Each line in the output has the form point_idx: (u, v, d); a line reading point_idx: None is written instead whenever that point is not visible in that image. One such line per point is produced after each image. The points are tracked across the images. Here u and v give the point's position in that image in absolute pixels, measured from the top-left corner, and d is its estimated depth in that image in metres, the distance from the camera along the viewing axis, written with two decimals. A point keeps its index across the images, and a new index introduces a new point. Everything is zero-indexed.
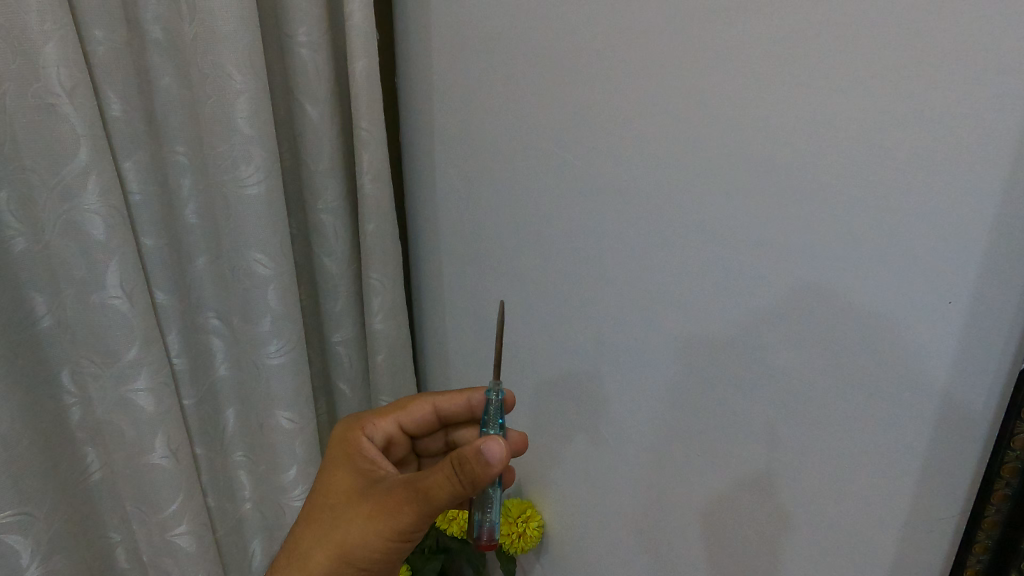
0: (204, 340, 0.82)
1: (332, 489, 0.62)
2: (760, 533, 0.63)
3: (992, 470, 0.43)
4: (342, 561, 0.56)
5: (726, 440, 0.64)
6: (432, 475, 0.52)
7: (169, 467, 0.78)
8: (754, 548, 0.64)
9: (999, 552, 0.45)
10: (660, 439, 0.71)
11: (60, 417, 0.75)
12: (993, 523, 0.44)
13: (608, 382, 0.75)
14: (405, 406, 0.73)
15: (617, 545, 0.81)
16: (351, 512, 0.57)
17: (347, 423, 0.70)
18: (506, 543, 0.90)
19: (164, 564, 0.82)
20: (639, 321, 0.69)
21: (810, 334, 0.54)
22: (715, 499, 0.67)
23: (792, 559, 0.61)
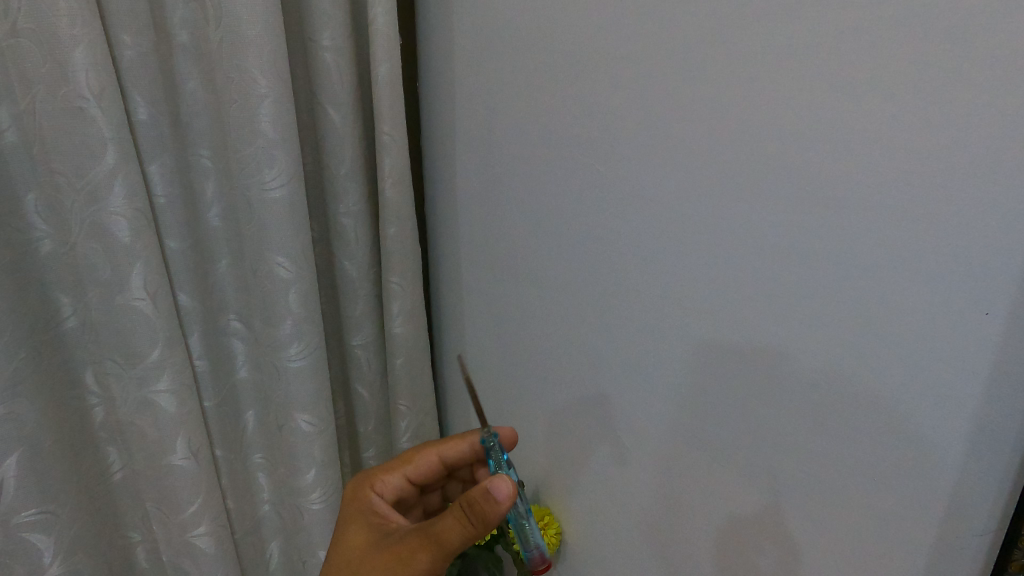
0: (226, 342, 0.83)
1: (345, 546, 0.63)
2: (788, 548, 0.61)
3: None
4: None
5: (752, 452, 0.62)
6: (445, 521, 0.55)
7: (189, 468, 0.78)
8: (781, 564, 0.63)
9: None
10: (682, 449, 0.70)
11: (83, 417, 0.76)
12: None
13: (629, 388, 0.74)
14: (411, 458, 0.73)
15: (638, 556, 0.80)
16: (367, 564, 0.59)
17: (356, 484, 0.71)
18: (522, 549, 0.89)
19: (182, 564, 0.83)
20: (664, 328, 0.68)
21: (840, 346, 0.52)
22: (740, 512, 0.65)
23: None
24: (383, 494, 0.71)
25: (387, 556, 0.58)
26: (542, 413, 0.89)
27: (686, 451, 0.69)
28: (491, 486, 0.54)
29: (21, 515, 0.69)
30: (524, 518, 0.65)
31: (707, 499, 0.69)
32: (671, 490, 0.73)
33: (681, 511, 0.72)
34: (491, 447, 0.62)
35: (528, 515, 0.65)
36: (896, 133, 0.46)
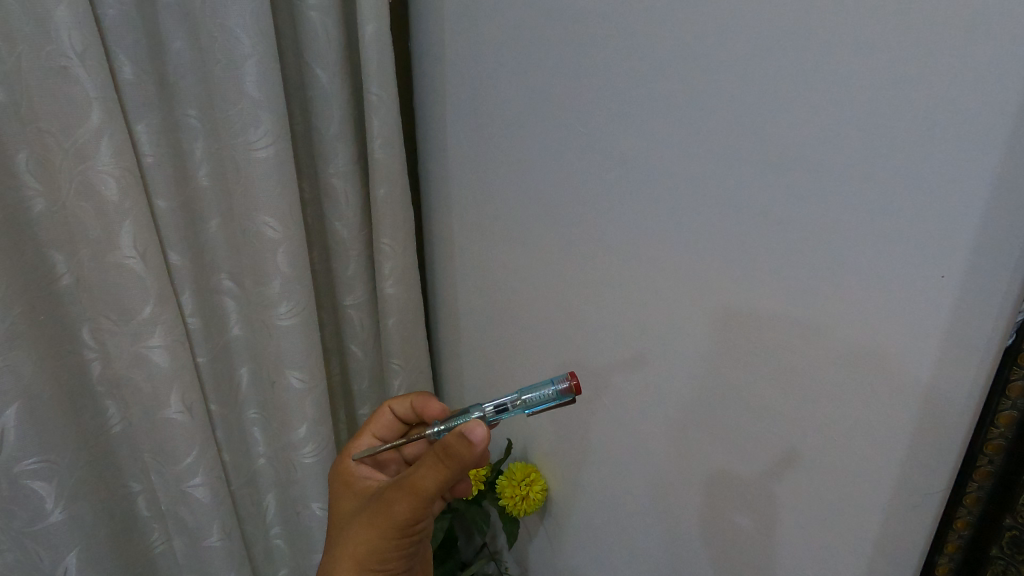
0: (218, 300, 0.85)
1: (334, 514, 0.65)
2: (759, 504, 0.63)
3: (975, 448, 0.45)
4: (363, 570, 0.60)
5: (726, 412, 0.64)
6: (421, 469, 0.58)
7: (184, 421, 0.81)
8: (752, 520, 0.64)
9: (981, 530, 0.46)
10: (661, 409, 0.71)
11: (81, 371, 0.78)
12: (975, 500, 0.46)
13: (612, 350, 0.75)
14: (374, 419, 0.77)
15: (621, 512, 0.82)
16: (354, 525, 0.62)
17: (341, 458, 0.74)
18: (509, 505, 0.92)
19: (181, 513, 0.86)
20: (645, 291, 0.68)
21: (811, 310, 0.53)
22: (716, 470, 0.67)
23: (788, 532, 0.61)
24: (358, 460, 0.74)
25: (371, 514, 0.61)
26: (530, 374, 0.91)
27: (665, 410, 0.71)
28: (466, 430, 0.56)
29: (23, 463, 0.72)
30: (519, 398, 0.62)
31: (684, 457, 0.70)
32: (651, 448, 0.74)
33: (660, 469, 0.74)
34: (448, 428, 0.66)
35: (514, 398, 0.62)
36: (866, 96, 0.45)
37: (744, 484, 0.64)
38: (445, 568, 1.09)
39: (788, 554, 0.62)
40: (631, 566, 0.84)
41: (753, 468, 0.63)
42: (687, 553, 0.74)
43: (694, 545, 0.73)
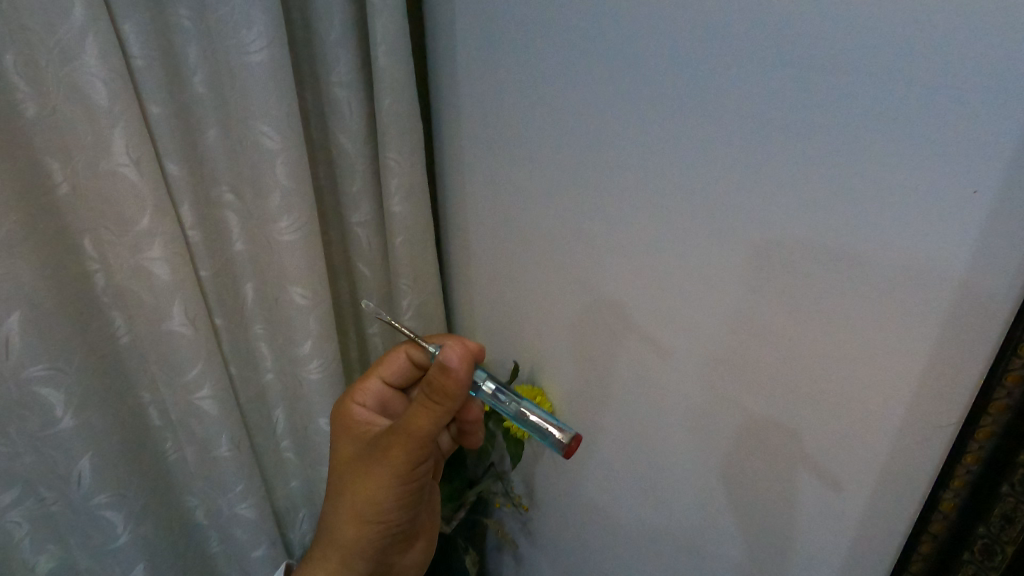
0: (219, 214, 0.82)
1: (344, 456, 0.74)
2: (772, 429, 0.61)
3: (994, 379, 0.42)
4: (374, 503, 0.69)
5: (740, 336, 0.61)
6: (412, 413, 0.64)
7: (188, 334, 0.81)
8: (765, 445, 0.63)
9: (991, 466, 0.43)
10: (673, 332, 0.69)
11: (84, 282, 0.78)
12: (988, 434, 0.43)
13: (623, 270, 0.72)
14: (383, 360, 0.81)
15: (629, 434, 0.82)
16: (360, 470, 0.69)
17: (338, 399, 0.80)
18: (513, 427, 0.92)
19: (190, 424, 0.88)
20: (660, 206, 0.64)
21: (844, 230, 0.49)
22: (728, 394, 0.65)
23: (798, 456, 0.60)
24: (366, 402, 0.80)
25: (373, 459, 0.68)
26: (541, 293, 0.89)
27: (678, 331, 0.68)
28: (442, 359, 0.61)
29: (30, 372, 0.72)
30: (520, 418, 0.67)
31: (695, 380, 0.68)
32: (664, 372, 0.72)
33: (670, 392, 0.72)
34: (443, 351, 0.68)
35: (522, 405, 0.67)
36: None
37: (755, 407, 0.62)
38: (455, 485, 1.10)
39: (797, 478, 0.61)
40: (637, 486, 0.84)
41: (767, 393, 0.60)
42: (696, 475, 0.74)
43: (703, 467, 0.72)
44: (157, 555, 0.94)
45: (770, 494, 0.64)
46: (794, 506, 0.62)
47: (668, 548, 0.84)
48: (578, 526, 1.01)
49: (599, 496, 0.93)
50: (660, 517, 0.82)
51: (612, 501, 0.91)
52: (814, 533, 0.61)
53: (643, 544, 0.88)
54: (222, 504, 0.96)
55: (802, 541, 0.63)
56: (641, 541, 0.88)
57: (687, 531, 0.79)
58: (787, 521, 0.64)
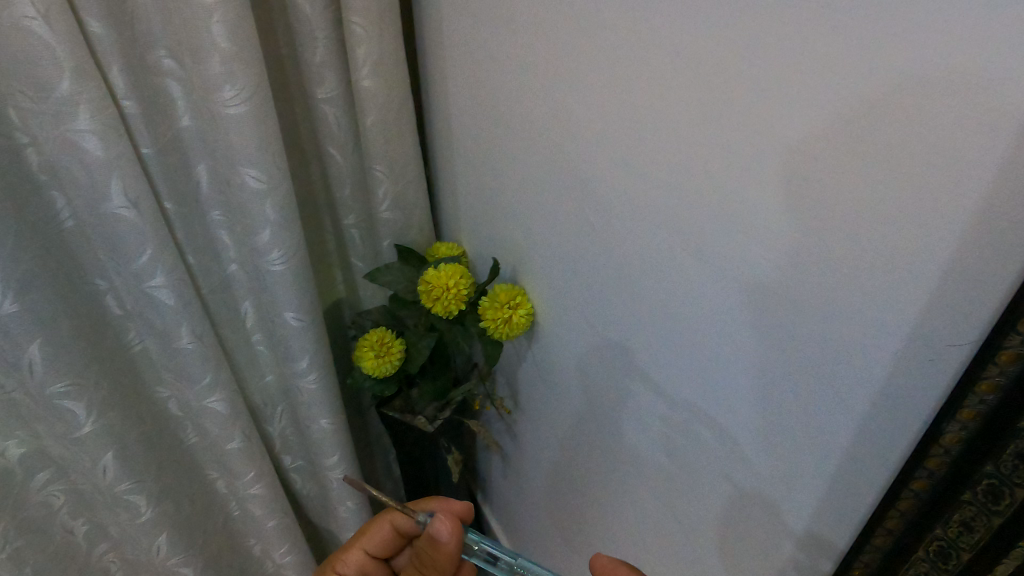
0: (159, 82, 0.73)
1: None
2: (772, 348, 0.54)
3: (1006, 322, 0.35)
4: None
5: (746, 239, 0.53)
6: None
7: (132, 218, 0.74)
8: (763, 365, 0.56)
9: (991, 421, 0.37)
10: (673, 230, 0.61)
11: (15, 157, 0.70)
12: (992, 387, 0.36)
13: (613, 163, 0.65)
14: (367, 533, 0.87)
15: (621, 340, 0.75)
16: None
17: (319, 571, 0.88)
18: (491, 328, 0.85)
19: (147, 313, 0.83)
20: (670, 80, 0.55)
21: (877, 104, 0.40)
22: (728, 304, 0.57)
23: (796, 380, 0.53)
24: (348, 570, 0.86)
25: None
26: (532, 183, 0.80)
27: (681, 232, 0.60)
28: (433, 533, 0.73)
29: None
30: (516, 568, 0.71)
31: (694, 286, 0.61)
32: (662, 275, 0.65)
33: (661, 296, 0.66)
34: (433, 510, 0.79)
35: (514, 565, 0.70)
36: None
37: (755, 323, 0.55)
38: None
39: (791, 403, 0.55)
40: (627, 395, 0.78)
41: (769, 305, 0.53)
42: (687, 391, 0.67)
43: (695, 383, 0.66)
44: (127, 445, 0.93)
45: (764, 418, 0.58)
46: (790, 432, 0.56)
47: (654, 461, 0.78)
48: (564, 431, 0.97)
49: (587, 403, 0.88)
50: (648, 428, 0.77)
51: (600, 409, 0.85)
52: (806, 457, 0.55)
53: (628, 455, 0.83)
54: (191, 397, 0.93)
55: (789, 465, 0.58)
56: (627, 451, 0.83)
57: (674, 445, 0.73)
58: (780, 448, 0.58)
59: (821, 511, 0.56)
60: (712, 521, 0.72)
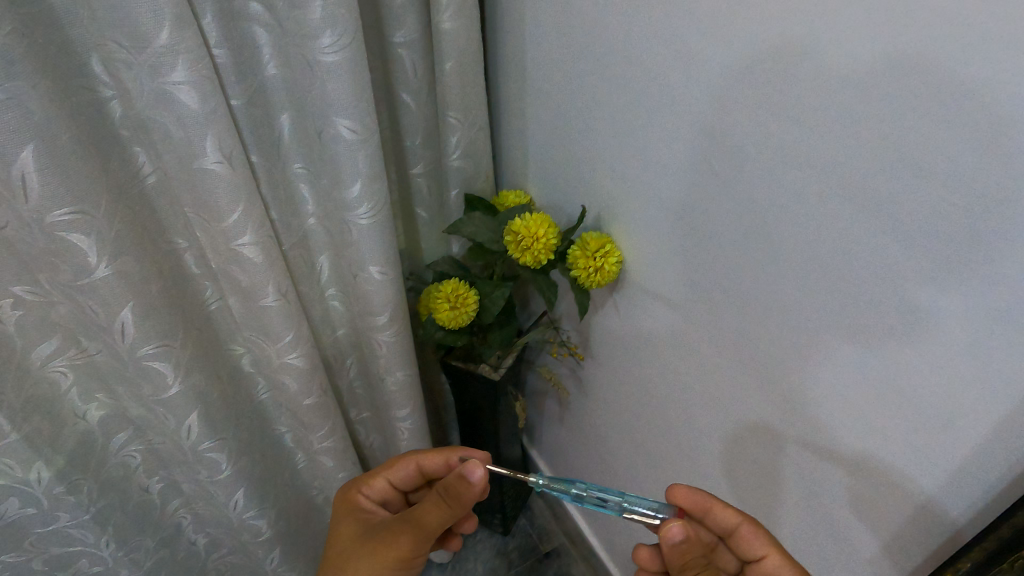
0: (246, 29, 0.69)
1: (340, 537, 0.86)
2: (925, 294, 0.53)
3: None
4: None
5: (912, 179, 0.50)
6: (425, 507, 0.82)
7: (225, 174, 0.71)
8: (910, 310, 0.55)
9: None
10: (812, 169, 0.58)
11: (101, 111, 0.68)
12: None
13: (742, 108, 0.62)
14: (393, 466, 0.92)
15: (726, 281, 0.75)
16: (357, 551, 0.82)
17: (344, 487, 0.93)
18: (580, 277, 0.85)
19: (233, 272, 0.82)
20: (837, 2, 0.50)
21: None
22: (875, 246, 0.55)
23: (946, 324, 0.53)
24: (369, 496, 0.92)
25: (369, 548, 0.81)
26: (628, 124, 0.78)
27: (823, 170, 0.57)
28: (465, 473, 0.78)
29: (53, 216, 0.64)
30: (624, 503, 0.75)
31: (831, 226, 0.59)
32: (790, 213, 0.63)
33: (786, 234, 0.64)
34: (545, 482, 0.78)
35: (621, 500, 0.75)
36: None
37: (916, 271, 0.53)
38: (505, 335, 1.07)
39: (936, 348, 0.54)
40: (732, 339, 0.78)
41: (928, 249, 0.51)
42: (806, 330, 0.67)
43: (818, 322, 0.65)
44: (211, 405, 0.92)
45: (901, 360, 0.58)
46: (929, 374, 0.56)
47: (752, 404, 0.80)
48: (647, 374, 0.98)
49: (677, 347, 0.89)
50: (749, 372, 0.78)
51: (695, 353, 0.86)
52: (964, 407, 0.55)
53: (719, 397, 0.85)
54: (271, 354, 0.92)
55: (942, 416, 0.57)
56: (718, 393, 0.85)
57: (783, 387, 0.74)
58: (913, 388, 0.58)
59: (950, 452, 0.58)
60: (821, 459, 0.73)
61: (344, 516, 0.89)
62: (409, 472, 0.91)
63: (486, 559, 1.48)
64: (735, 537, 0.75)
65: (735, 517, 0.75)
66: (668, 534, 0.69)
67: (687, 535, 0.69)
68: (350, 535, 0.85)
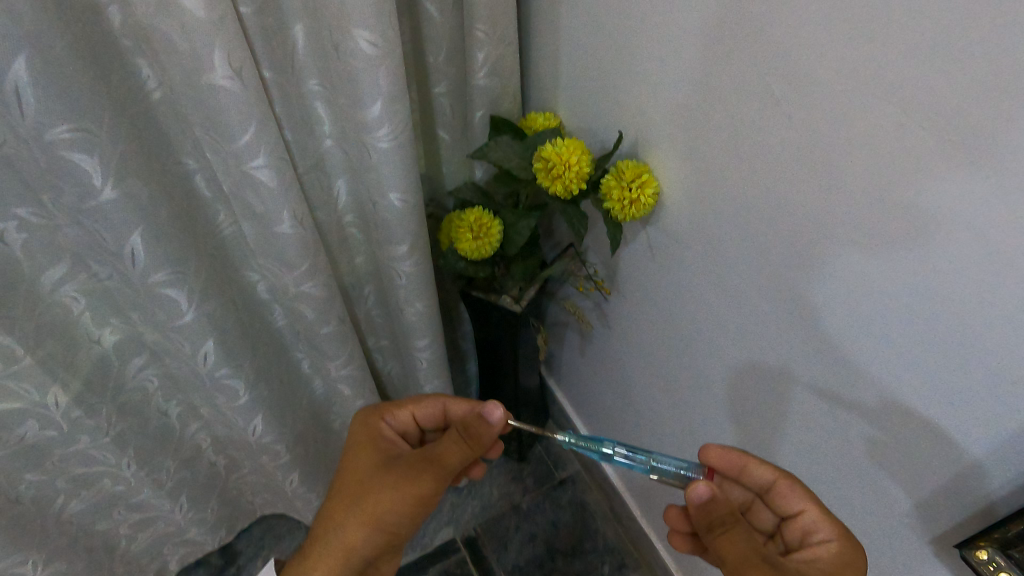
0: None
1: (359, 463, 0.83)
2: (1005, 245, 0.47)
3: None
4: (377, 525, 0.76)
5: (1015, 109, 0.44)
6: (446, 446, 0.80)
7: (235, 90, 0.66)
8: (982, 260, 0.50)
9: None
10: (887, 91, 0.51)
11: (97, 16, 0.61)
12: None
13: (817, 25, 0.55)
14: (420, 401, 0.90)
15: (767, 218, 0.69)
16: (379, 476, 0.79)
17: (367, 411, 0.91)
18: (614, 209, 0.80)
19: (246, 197, 0.77)
20: None
21: None
22: (951, 182, 0.49)
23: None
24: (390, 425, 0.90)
25: (392, 477, 0.78)
26: (676, 37, 0.70)
27: (901, 92, 0.50)
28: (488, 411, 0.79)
29: (53, 131, 0.60)
30: (652, 462, 0.74)
31: (900, 158, 0.52)
32: (852, 142, 0.56)
33: (852, 175, 0.57)
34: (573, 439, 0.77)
35: (650, 459, 0.74)
36: None
37: (1011, 225, 0.47)
38: (528, 266, 1.03)
39: (1000, 300, 0.49)
40: (774, 286, 0.73)
41: (1015, 188, 0.45)
42: (853, 272, 0.62)
43: (868, 265, 0.60)
44: (227, 333, 0.90)
45: (956, 311, 0.53)
46: (987, 330, 0.51)
47: (788, 351, 0.76)
48: (675, 313, 0.94)
49: (710, 286, 0.84)
50: (787, 319, 0.73)
51: (729, 295, 0.81)
52: None
53: (750, 341, 0.81)
54: (286, 282, 0.89)
55: (1010, 386, 0.51)
56: (749, 337, 0.81)
57: (823, 339, 0.69)
58: (966, 343, 0.53)
59: (1000, 417, 0.53)
60: (857, 412, 0.69)
61: (362, 439, 0.87)
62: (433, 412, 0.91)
63: (502, 486, 1.50)
64: (773, 493, 0.74)
65: (769, 472, 0.74)
66: (694, 493, 0.66)
67: (712, 493, 0.66)
68: (370, 457, 0.83)
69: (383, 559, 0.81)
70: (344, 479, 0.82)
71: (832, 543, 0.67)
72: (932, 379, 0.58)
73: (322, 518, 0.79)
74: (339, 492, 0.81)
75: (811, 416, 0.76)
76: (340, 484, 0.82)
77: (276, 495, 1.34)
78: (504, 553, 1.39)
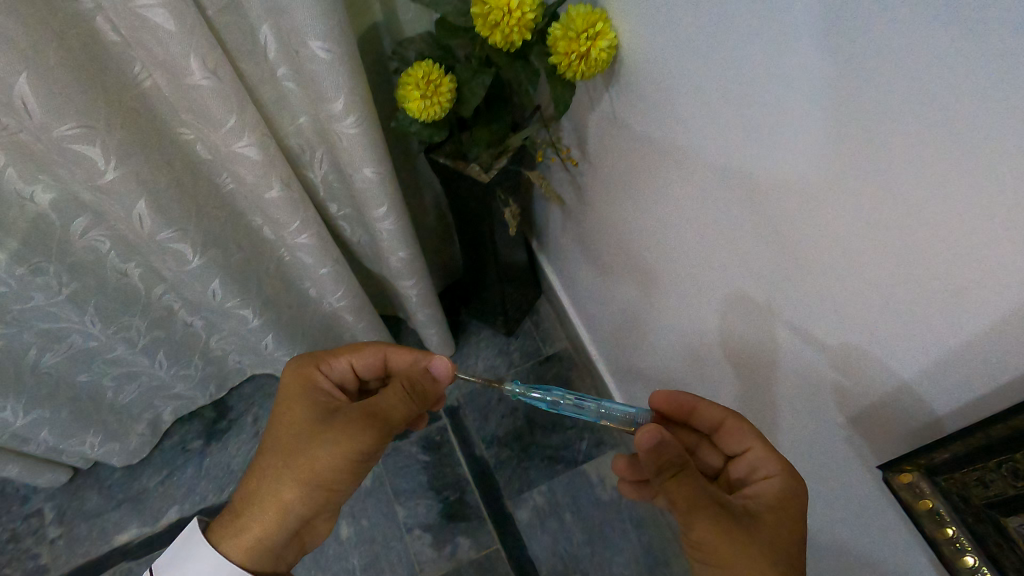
0: None
1: (293, 416, 0.77)
2: (971, 112, 0.36)
3: None
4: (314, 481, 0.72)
5: None
6: None
7: None
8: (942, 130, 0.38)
9: None
10: None
11: None
12: None
13: None
14: (360, 348, 0.85)
15: (716, 69, 0.57)
16: (314, 434, 0.73)
17: (302, 359, 0.84)
18: (562, 66, 0.68)
19: (147, 43, 0.69)
20: None
21: None
22: (953, 101, 0.37)
23: (984, 160, 0.37)
24: (327, 372, 0.85)
25: (330, 436, 0.72)
26: None
27: None
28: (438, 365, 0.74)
29: None
30: (600, 409, 0.75)
31: (891, 20, 0.38)
32: (840, 37, 0.43)
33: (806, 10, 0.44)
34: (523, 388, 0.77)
35: (598, 407, 0.75)
36: None
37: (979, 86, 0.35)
38: (491, 132, 0.94)
39: (1003, 257, 0.38)
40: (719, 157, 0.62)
41: None
42: (829, 208, 0.50)
43: (842, 163, 0.47)
44: (160, 192, 0.86)
45: (946, 262, 0.42)
46: (972, 253, 0.40)
47: (732, 235, 0.66)
48: (646, 211, 0.84)
49: (681, 191, 0.73)
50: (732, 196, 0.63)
51: (680, 166, 0.70)
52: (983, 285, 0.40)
53: (699, 221, 0.72)
54: (218, 141, 0.83)
55: (953, 288, 0.42)
56: (699, 218, 0.72)
57: (766, 222, 0.60)
58: (950, 300, 0.43)
59: (935, 326, 0.45)
60: (795, 308, 0.61)
61: (297, 383, 0.82)
62: (374, 361, 0.86)
63: (488, 359, 1.49)
64: (722, 431, 0.75)
65: (719, 412, 0.75)
66: (639, 439, 0.64)
67: (662, 436, 0.64)
68: (302, 406, 0.78)
69: (328, 511, 0.78)
70: (275, 428, 0.77)
71: (777, 478, 0.65)
72: (905, 337, 0.48)
73: (258, 470, 0.75)
74: (272, 443, 0.76)
75: (754, 307, 0.69)
76: (271, 437, 0.77)
77: (259, 357, 1.35)
78: (484, 425, 1.41)
